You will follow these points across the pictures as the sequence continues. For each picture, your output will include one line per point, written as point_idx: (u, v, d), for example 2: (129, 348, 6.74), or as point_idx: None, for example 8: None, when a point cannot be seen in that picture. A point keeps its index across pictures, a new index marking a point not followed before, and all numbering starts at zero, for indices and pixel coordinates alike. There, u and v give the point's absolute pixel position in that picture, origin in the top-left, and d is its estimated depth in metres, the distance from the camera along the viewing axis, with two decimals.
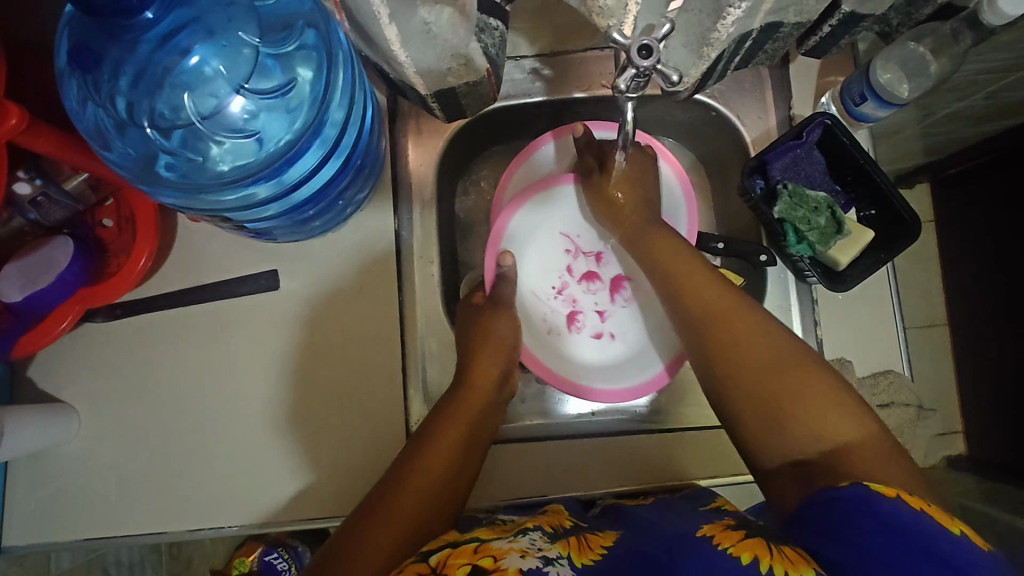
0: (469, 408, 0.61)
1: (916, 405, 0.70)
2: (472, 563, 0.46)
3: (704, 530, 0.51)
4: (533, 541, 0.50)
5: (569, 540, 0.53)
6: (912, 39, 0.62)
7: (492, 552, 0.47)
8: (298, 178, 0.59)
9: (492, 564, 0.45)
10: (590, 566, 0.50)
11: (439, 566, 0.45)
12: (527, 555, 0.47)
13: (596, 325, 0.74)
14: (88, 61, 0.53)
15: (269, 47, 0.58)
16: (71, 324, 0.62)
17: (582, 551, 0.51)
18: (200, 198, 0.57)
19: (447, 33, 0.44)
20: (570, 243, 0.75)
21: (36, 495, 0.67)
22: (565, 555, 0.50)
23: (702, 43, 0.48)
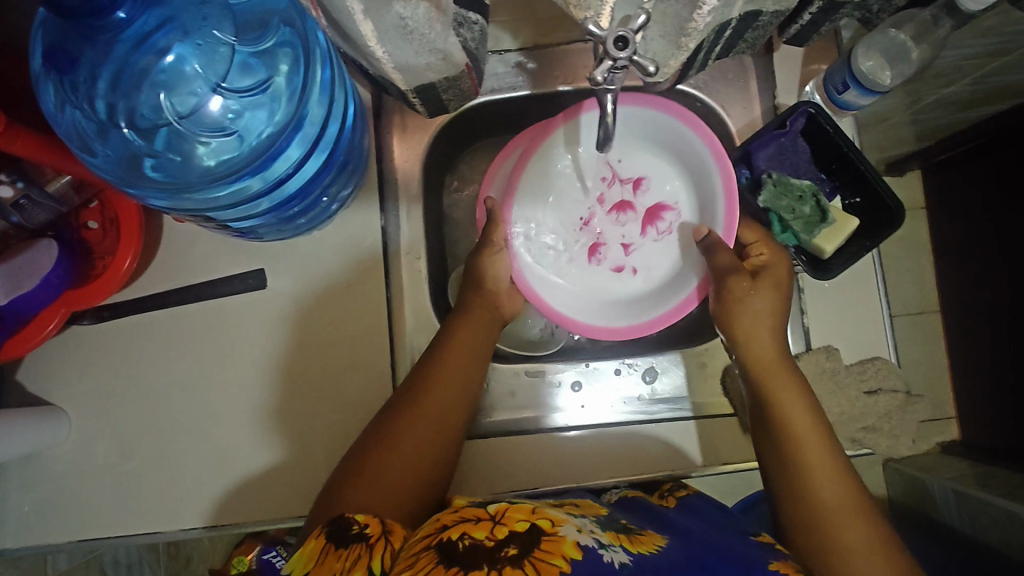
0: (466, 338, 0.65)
1: (905, 391, 0.69)
2: (530, 520, 0.49)
3: (776, 565, 0.51)
4: (585, 522, 0.52)
5: (621, 532, 0.53)
6: (892, 26, 0.62)
7: (548, 515, 0.51)
8: (282, 176, 0.60)
9: (550, 528, 0.48)
10: (646, 555, 0.51)
11: (497, 515, 0.49)
12: (582, 531, 0.50)
13: (618, 259, 0.72)
14: (63, 62, 0.52)
15: (247, 45, 0.58)
16: (58, 326, 0.63)
17: (635, 543, 0.52)
18: (188, 197, 0.57)
19: (424, 28, 0.44)
20: (608, 171, 0.72)
21: (28, 498, 0.67)
22: (617, 543, 0.51)
23: (680, 32, 0.48)
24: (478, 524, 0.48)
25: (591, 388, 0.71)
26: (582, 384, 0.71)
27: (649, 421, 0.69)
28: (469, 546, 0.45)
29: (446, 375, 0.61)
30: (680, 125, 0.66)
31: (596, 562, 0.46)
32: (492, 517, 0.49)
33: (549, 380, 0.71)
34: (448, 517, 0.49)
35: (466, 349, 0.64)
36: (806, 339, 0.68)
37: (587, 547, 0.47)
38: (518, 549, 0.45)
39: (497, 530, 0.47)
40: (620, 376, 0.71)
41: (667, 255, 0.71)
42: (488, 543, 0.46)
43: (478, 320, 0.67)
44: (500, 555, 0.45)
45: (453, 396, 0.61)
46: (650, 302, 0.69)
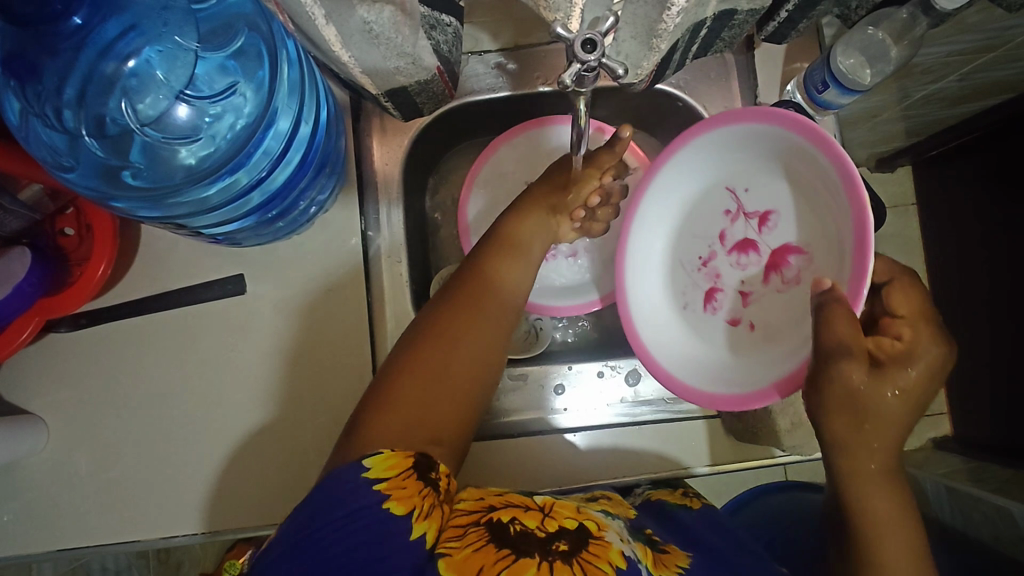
0: (484, 291, 0.58)
1: None
2: (577, 519, 0.49)
3: None
4: (623, 528, 0.52)
5: (649, 551, 0.52)
6: (869, 25, 0.61)
7: (593, 516, 0.51)
8: (262, 172, 0.59)
9: (596, 531, 0.48)
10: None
11: (546, 508, 0.50)
12: (624, 539, 0.50)
13: (734, 309, 0.63)
14: (24, 71, 0.52)
15: (211, 50, 0.58)
16: (32, 334, 0.62)
17: (659, 566, 0.50)
18: (173, 203, 0.57)
19: (390, 32, 0.43)
20: (732, 202, 0.62)
21: (6, 508, 0.67)
22: (643, 561, 0.49)
23: (650, 35, 0.47)
24: (529, 513, 0.48)
25: (574, 391, 0.71)
26: (564, 387, 0.71)
27: (631, 423, 0.68)
28: (520, 531, 0.46)
29: (481, 325, 0.56)
30: (808, 146, 0.54)
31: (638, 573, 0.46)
32: (541, 508, 0.49)
33: (531, 383, 0.71)
34: (496, 498, 0.50)
35: (509, 301, 0.58)
36: None
37: (630, 558, 0.47)
38: (569, 546, 0.46)
39: (546, 521, 0.48)
40: (602, 378, 0.71)
41: (791, 310, 0.59)
42: (540, 534, 0.46)
43: (522, 273, 0.60)
44: (551, 548, 0.45)
45: (489, 349, 0.56)
46: (751, 367, 0.60)
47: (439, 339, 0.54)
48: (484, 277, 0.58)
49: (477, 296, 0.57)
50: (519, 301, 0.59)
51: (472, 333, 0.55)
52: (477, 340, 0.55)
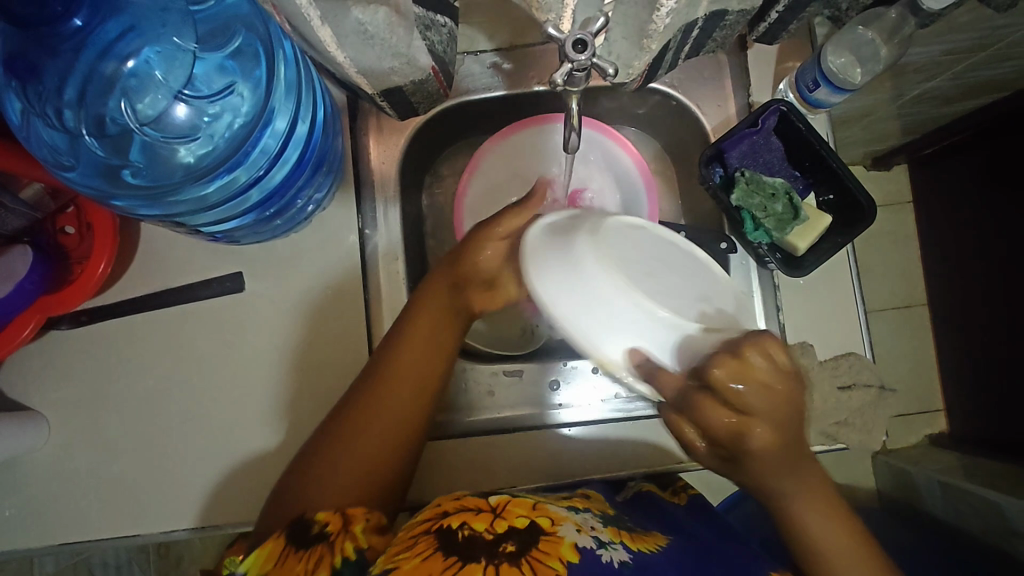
0: (416, 343, 0.60)
1: (879, 386, 0.69)
2: (529, 516, 0.53)
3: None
4: (585, 519, 0.54)
5: (622, 529, 0.56)
6: (860, 24, 0.62)
7: (548, 512, 0.54)
8: (259, 171, 0.60)
9: (548, 527, 0.51)
10: (646, 552, 0.53)
11: (497, 508, 0.53)
12: (582, 531, 0.52)
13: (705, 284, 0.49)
14: (26, 72, 0.53)
15: (209, 51, 0.59)
16: (33, 331, 0.62)
17: (637, 541, 0.54)
18: (172, 200, 0.58)
19: (384, 33, 0.44)
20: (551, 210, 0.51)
21: (8, 502, 0.68)
22: (618, 540, 0.53)
23: (641, 35, 0.47)
24: (479, 516, 0.52)
25: (569, 388, 0.71)
26: (560, 383, 0.71)
27: (625, 419, 0.69)
28: (466, 537, 0.50)
29: (398, 369, 0.60)
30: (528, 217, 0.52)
31: (593, 563, 0.49)
32: (493, 509, 0.53)
33: (526, 379, 0.71)
34: (450, 505, 0.54)
35: (424, 339, 0.61)
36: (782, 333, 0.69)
37: (584, 549, 0.50)
38: (516, 546, 0.49)
39: (495, 523, 0.51)
40: (597, 375, 0.71)
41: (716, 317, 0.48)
42: (486, 537, 0.50)
43: (439, 314, 0.61)
44: (498, 550, 0.48)
45: (418, 385, 0.60)
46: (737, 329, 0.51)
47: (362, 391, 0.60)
48: (399, 327, 0.62)
49: (399, 339, 0.61)
50: (444, 333, 0.62)
51: (387, 378, 0.60)
52: (390, 385, 0.59)
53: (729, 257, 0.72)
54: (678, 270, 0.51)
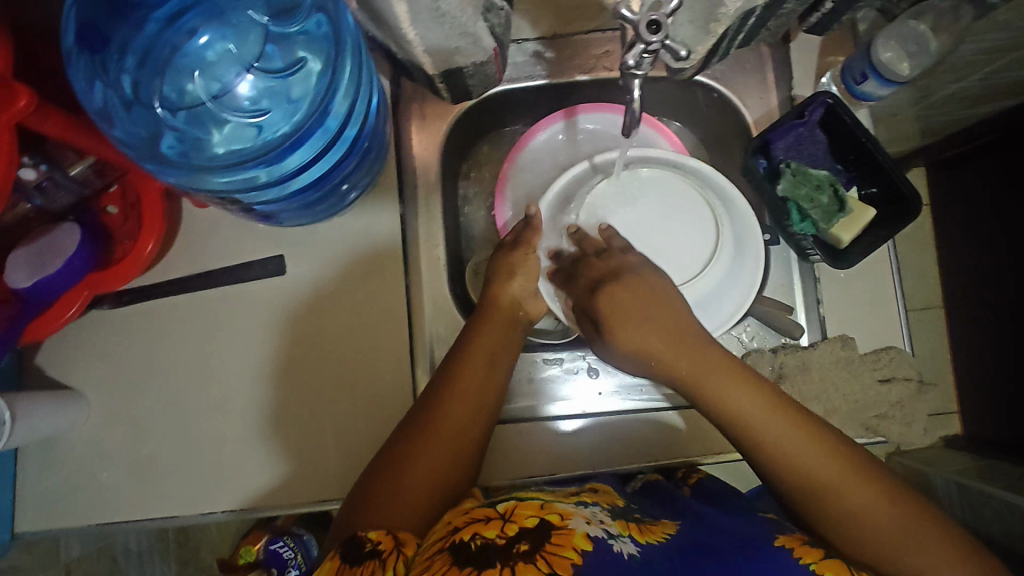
0: (481, 351, 0.62)
1: (918, 379, 0.70)
2: (539, 516, 0.48)
3: (781, 540, 0.50)
4: (595, 513, 0.52)
5: (630, 522, 0.53)
6: (913, 17, 0.63)
7: (558, 510, 0.50)
8: (287, 170, 0.60)
9: (559, 522, 0.47)
10: (655, 544, 0.50)
11: (507, 514, 0.48)
12: (592, 523, 0.49)
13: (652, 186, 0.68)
14: (97, 41, 0.54)
15: (277, 28, 0.59)
16: (80, 309, 0.63)
17: (645, 532, 0.52)
18: (202, 175, 0.57)
19: (456, 10, 0.44)
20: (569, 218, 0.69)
21: (47, 481, 0.67)
22: (627, 534, 0.50)
23: (709, 19, 0.49)
24: (489, 524, 0.47)
25: (609, 376, 0.71)
26: (599, 370, 0.71)
27: (666, 408, 0.69)
28: (481, 545, 0.44)
29: (457, 396, 0.59)
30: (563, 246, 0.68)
31: (606, 553, 0.45)
32: (501, 515, 0.48)
33: (565, 367, 0.72)
34: (460, 519, 0.49)
35: (485, 360, 0.61)
36: (820, 326, 0.70)
37: (596, 538, 0.47)
38: (530, 545, 0.44)
39: (507, 527, 0.46)
40: None
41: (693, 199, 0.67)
42: (499, 541, 0.45)
43: (496, 330, 0.64)
44: (512, 551, 0.44)
45: (478, 396, 0.60)
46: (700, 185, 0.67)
47: (418, 417, 0.59)
48: (461, 348, 0.62)
49: (456, 366, 0.61)
50: (501, 356, 0.63)
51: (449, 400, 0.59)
52: (448, 410, 0.58)
53: (770, 248, 0.73)
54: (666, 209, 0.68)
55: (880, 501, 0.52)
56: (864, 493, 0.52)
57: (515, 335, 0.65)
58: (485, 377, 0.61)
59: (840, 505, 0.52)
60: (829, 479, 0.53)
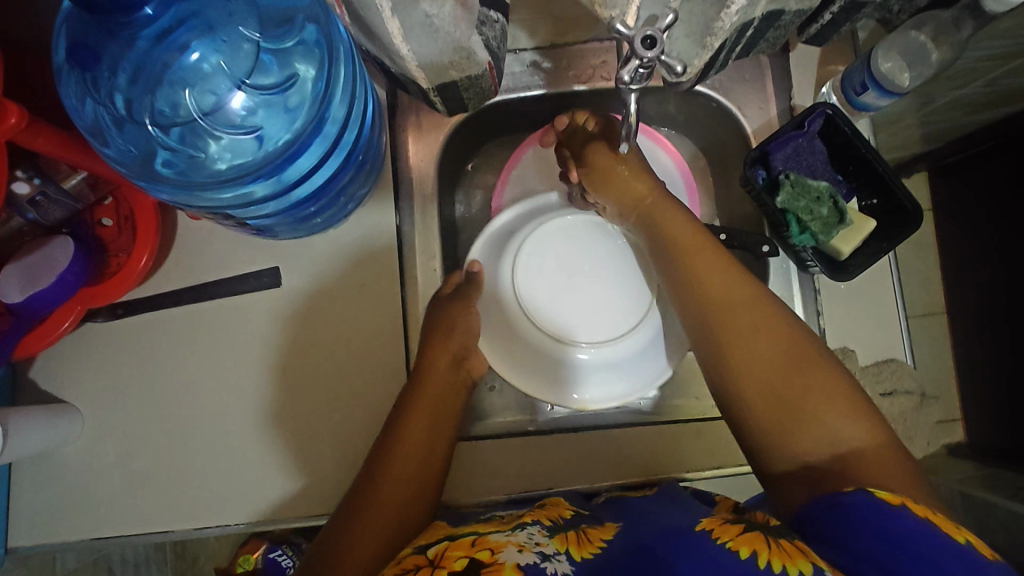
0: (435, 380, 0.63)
1: (918, 393, 0.72)
2: (469, 555, 0.47)
3: (702, 524, 0.50)
4: (530, 536, 0.50)
5: (568, 534, 0.52)
6: (913, 28, 0.62)
7: (488, 544, 0.48)
8: (288, 183, 0.60)
9: (488, 559, 0.46)
10: (590, 559, 0.48)
11: (436, 559, 0.47)
12: (524, 550, 0.47)
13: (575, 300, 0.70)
14: (88, 59, 0.54)
15: (269, 42, 0.58)
16: (73, 323, 0.62)
17: (581, 545, 0.50)
18: (198, 194, 0.57)
19: (448, 26, 0.44)
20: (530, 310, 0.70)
21: (39, 498, 0.67)
22: (562, 551, 0.49)
23: (705, 32, 0.48)
24: (417, 574, 0.45)
25: None
26: None
27: (664, 420, 0.69)
28: None
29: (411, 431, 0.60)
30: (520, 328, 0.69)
31: None
32: (431, 562, 0.47)
33: None
34: (390, 572, 0.47)
35: (427, 412, 0.62)
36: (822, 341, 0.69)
37: (527, 567, 0.45)
38: None
39: (435, 573, 0.45)
40: None
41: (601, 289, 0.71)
42: None
43: (446, 363, 0.65)
44: None
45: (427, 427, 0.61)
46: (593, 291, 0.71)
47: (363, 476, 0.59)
48: (403, 404, 0.62)
49: (409, 398, 0.62)
50: (444, 412, 0.63)
51: (394, 453, 0.59)
52: (388, 465, 0.58)
53: (769, 260, 0.71)
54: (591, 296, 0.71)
55: (799, 367, 0.53)
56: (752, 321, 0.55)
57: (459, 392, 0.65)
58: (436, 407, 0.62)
59: (742, 324, 0.55)
60: (733, 301, 0.56)
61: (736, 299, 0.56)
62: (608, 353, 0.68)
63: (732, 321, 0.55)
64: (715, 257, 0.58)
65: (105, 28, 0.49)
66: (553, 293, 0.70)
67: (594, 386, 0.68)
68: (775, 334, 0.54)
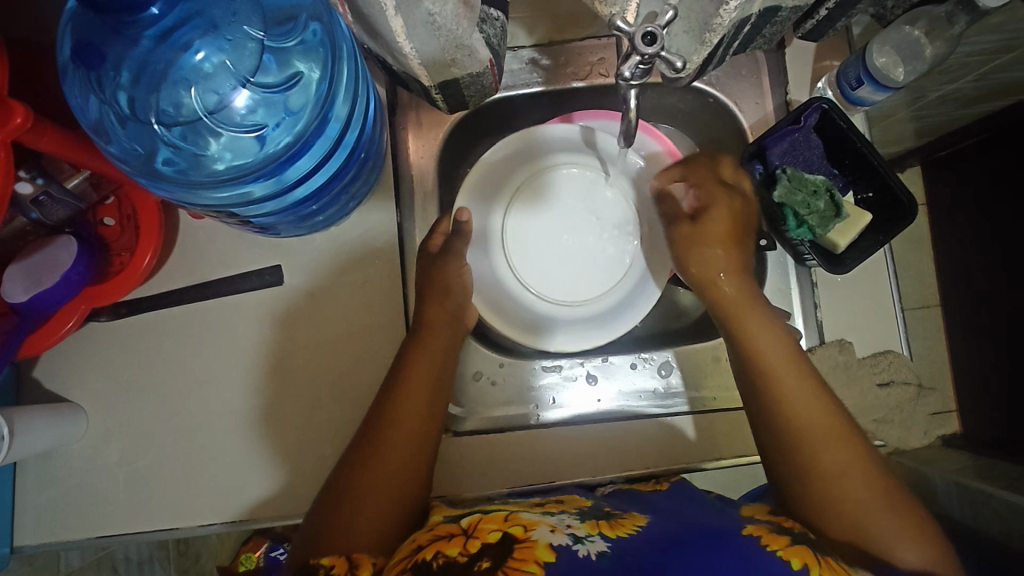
0: (426, 354, 0.63)
1: (917, 383, 0.71)
2: (502, 529, 0.49)
3: (748, 530, 0.53)
4: (561, 519, 0.52)
5: (600, 519, 0.54)
6: (906, 24, 0.62)
7: (521, 521, 0.50)
8: (291, 181, 0.60)
9: (522, 534, 0.48)
10: (625, 537, 0.51)
11: (470, 529, 0.49)
12: (557, 530, 0.49)
13: (562, 257, 0.75)
14: (92, 58, 0.54)
15: (272, 41, 0.58)
16: (77, 323, 0.63)
17: (616, 526, 0.52)
18: (199, 193, 0.57)
19: (451, 23, 0.45)
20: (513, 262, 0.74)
21: (45, 497, 0.67)
22: (595, 533, 0.51)
23: (704, 29, 0.49)
24: (452, 541, 0.47)
25: (607, 383, 0.72)
26: (598, 378, 0.72)
27: (665, 414, 0.69)
28: (442, 565, 0.44)
29: (405, 407, 0.60)
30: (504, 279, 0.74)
31: (572, 562, 0.46)
32: (465, 531, 0.49)
33: (565, 374, 0.72)
34: (424, 536, 0.49)
35: (421, 387, 0.61)
36: (819, 332, 0.70)
37: (560, 547, 0.47)
38: (490, 562, 0.45)
39: (470, 543, 0.47)
40: (635, 370, 0.72)
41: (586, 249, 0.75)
42: (461, 559, 0.45)
43: (438, 336, 0.65)
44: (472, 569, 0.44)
45: (423, 402, 0.61)
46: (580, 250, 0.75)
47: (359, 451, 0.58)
48: (393, 381, 0.61)
49: (400, 374, 0.62)
50: (437, 388, 0.62)
51: (388, 430, 0.59)
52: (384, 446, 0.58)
53: (766, 253, 0.73)
54: (575, 254, 0.75)
55: (860, 476, 0.54)
56: (824, 422, 0.56)
57: (449, 362, 0.65)
58: (430, 383, 0.62)
59: (813, 427, 0.56)
60: (802, 401, 0.57)
61: (807, 400, 0.57)
62: (584, 308, 0.75)
63: (799, 420, 0.57)
64: (785, 348, 0.60)
65: (110, 28, 0.49)
66: (540, 247, 0.75)
67: (569, 337, 0.73)
68: (843, 444, 0.56)
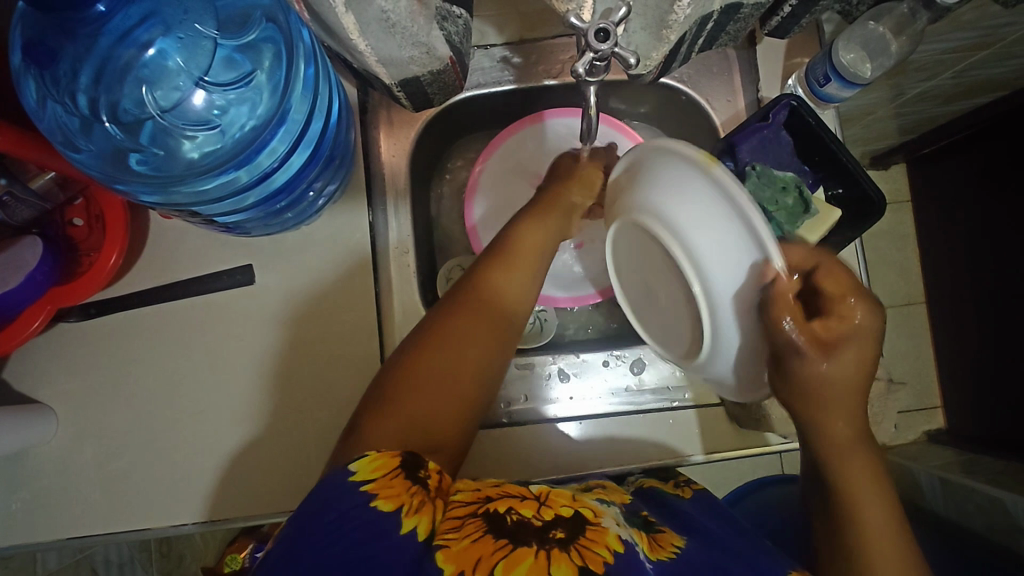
0: (504, 281, 0.58)
1: (886, 379, 0.72)
2: (573, 506, 0.48)
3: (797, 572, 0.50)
4: (619, 514, 0.51)
5: (644, 533, 0.52)
6: (871, 19, 0.63)
7: (590, 504, 0.50)
8: (263, 171, 0.60)
9: (593, 518, 0.47)
10: (664, 561, 0.48)
11: (542, 497, 0.48)
12: (621, 525, 0.49)
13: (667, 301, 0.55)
14: (43, 57, 0.53)
15: (229, 39, 0.59)
16: (43, 323, 0.62)
17: (658, 547, 0.50)
18: (173, 190, 0.58)
19: (406, 21, 0.45)
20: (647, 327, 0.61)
21: (14, 499, 0.67)
22: (640, 544, 0.49)
23: (661, 25, 0.49)
24: (525, 502, 0.47)
25: (580, 381, 0.71)
26: (570, 376, 0.71)
27: (637, 411, 0.69)
28: (517, 521, 0.45)
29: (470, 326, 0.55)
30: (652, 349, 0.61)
31: (635, 558, 0.45)
32: (536, 497, 0.48)
33: (539, 373, 0.71)
34: (492, 490, 0.49)
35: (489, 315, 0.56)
36: None
37: (627, 542, 0.46)
38: (565, 533, 0.44)
39: (543, 510, 0.47)
40: (608, 368, 0.72)
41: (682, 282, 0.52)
42: (536, 523, 0.45)
43: (521, 266, 0.60)
44: (549, 536, 0.44)
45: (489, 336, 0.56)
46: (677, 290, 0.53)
47: (381, 393, 0.52)
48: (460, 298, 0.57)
49: (471, 293, 0.57)
50: (501, 325, 0.57)
51: (434, 357, 0.53)
52: (415, 398, 0.51)
53: None
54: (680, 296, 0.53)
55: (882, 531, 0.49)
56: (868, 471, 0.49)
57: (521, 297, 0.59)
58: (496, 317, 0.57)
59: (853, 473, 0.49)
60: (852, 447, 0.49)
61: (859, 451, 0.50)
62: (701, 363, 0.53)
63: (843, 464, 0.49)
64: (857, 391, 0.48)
65: (61, 28, 0.49)
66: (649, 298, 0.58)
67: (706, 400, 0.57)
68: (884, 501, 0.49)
